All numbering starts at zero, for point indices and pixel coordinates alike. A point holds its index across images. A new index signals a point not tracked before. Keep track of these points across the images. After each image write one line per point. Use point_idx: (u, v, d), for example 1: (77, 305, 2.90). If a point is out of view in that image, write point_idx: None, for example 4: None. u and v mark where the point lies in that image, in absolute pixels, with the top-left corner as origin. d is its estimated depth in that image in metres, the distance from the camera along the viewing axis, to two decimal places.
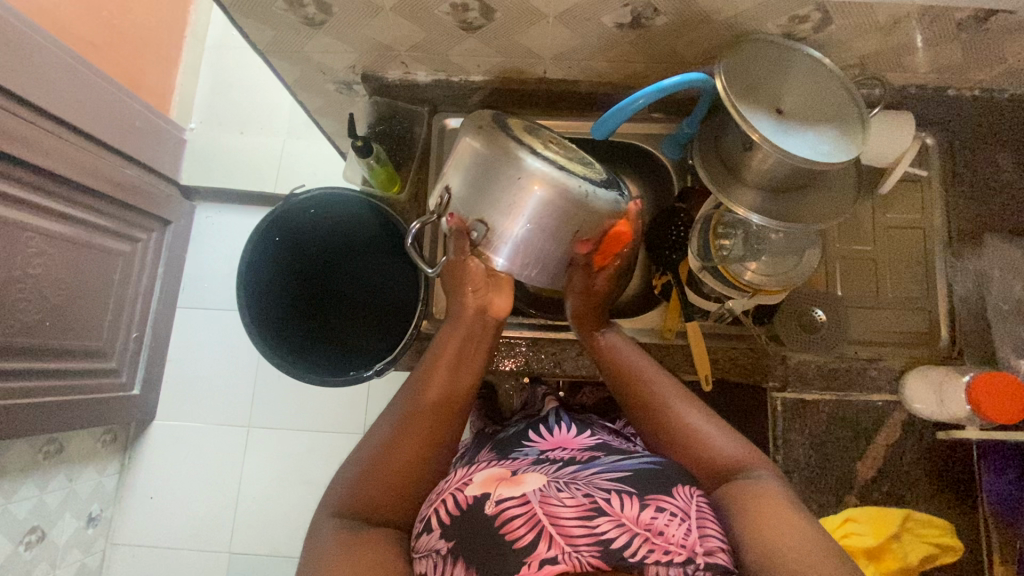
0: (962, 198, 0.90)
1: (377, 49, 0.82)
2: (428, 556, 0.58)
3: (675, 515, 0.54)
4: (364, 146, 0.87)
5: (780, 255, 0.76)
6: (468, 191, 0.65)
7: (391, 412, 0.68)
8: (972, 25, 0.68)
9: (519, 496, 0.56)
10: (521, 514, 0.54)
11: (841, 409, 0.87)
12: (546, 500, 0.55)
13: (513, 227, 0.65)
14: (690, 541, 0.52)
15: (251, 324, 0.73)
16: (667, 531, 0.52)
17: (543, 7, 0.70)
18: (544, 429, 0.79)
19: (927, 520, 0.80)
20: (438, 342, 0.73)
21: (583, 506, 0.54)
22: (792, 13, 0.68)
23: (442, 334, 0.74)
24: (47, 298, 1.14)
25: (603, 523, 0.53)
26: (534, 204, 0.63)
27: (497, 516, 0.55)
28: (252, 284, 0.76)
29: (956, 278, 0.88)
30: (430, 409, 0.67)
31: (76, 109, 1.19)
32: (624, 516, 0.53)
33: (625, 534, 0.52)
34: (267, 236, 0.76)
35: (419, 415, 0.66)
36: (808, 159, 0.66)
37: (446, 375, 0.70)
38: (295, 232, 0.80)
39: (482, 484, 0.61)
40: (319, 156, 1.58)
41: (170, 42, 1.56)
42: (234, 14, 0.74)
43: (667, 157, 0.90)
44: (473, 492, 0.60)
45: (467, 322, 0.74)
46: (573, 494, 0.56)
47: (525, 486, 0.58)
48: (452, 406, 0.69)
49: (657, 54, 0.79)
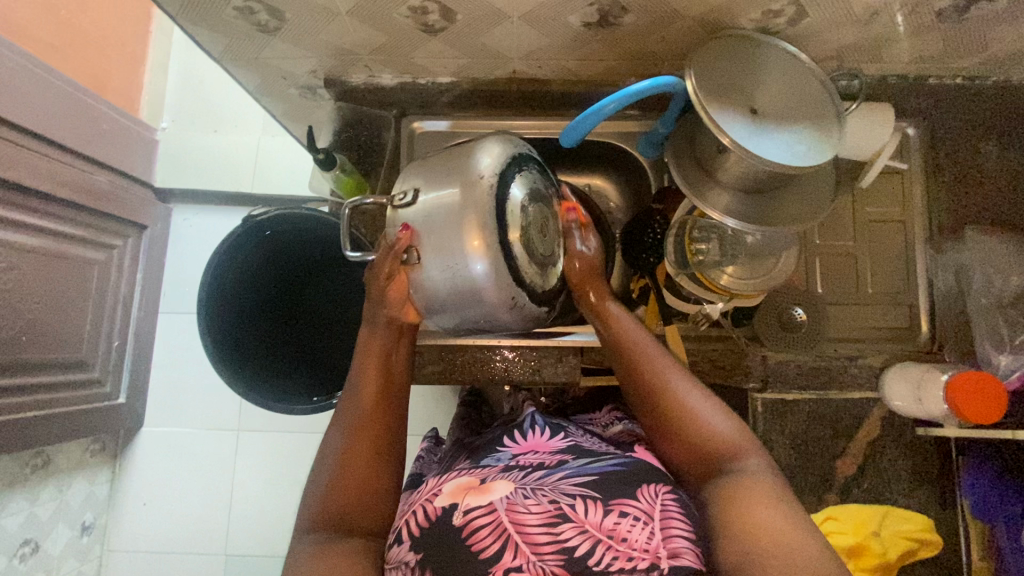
0: (943, 188, 0.88)
1: (338, 53, 0.78)
2: (397, 568, 0.56)
3: (638, 519, 0.53)
4: (327, 158, 0.84)
5: (754, 259, 0.76)
6: (437, 174, 0.64)
7: (337, 422, 0.67)
8: (953, 14, 0.65)
9: (485, 504, 0.56)
10: (488, 524, 0.53)
11: (820, 407, 0.84)
12: (511, 508, 0.55)
13: (439, 209, 0.62)
14: (653, 545, 0.51)
15: (227, 373, 0.72)
16: (630, 537, 0.52)
17: (506, 8, 0.67)
18: (518, 434, 0.76)
19: (903, 516, 0.79)
20: (360, 355, 0.73)
21: (549, 512, 0.54)
22: (766, 8, 0.65)
23: (362, 340, 0.74)
24: (21, 312, 1.12)
25: (568, 530, 0.52)
26: (472, 190, 0.61)
27: (465, 527, 0.54)
28: (212, 321, 0.73)
29: (936, 274, 0.86)
30: (375, 409, 0.68)
31: (43, 115, 1.15)
32: (588, 522, 0.53)
33: (588, 541, 0.51)
34: (222, 272, 0.74)
35: (367, 417, 0.67)
36: (783, 163, 0.64)
37: (380, 370, 0.71)
38: (251, 262, 0.79)
39: (451, 494, 0.59)
40: (295, 154, 1.54)
41: (134, 39, 1.50)
42: (183, 23, 0.70)
43: (644, 156, 0.87)
44: (442, 503, 0.58)
45: (382, 325, 0.73)
46: (540, 501, 0.55)
47: (492, 494, 0.57)
48: (390, 400, 0.70)
49: (629, 51, 0.76)
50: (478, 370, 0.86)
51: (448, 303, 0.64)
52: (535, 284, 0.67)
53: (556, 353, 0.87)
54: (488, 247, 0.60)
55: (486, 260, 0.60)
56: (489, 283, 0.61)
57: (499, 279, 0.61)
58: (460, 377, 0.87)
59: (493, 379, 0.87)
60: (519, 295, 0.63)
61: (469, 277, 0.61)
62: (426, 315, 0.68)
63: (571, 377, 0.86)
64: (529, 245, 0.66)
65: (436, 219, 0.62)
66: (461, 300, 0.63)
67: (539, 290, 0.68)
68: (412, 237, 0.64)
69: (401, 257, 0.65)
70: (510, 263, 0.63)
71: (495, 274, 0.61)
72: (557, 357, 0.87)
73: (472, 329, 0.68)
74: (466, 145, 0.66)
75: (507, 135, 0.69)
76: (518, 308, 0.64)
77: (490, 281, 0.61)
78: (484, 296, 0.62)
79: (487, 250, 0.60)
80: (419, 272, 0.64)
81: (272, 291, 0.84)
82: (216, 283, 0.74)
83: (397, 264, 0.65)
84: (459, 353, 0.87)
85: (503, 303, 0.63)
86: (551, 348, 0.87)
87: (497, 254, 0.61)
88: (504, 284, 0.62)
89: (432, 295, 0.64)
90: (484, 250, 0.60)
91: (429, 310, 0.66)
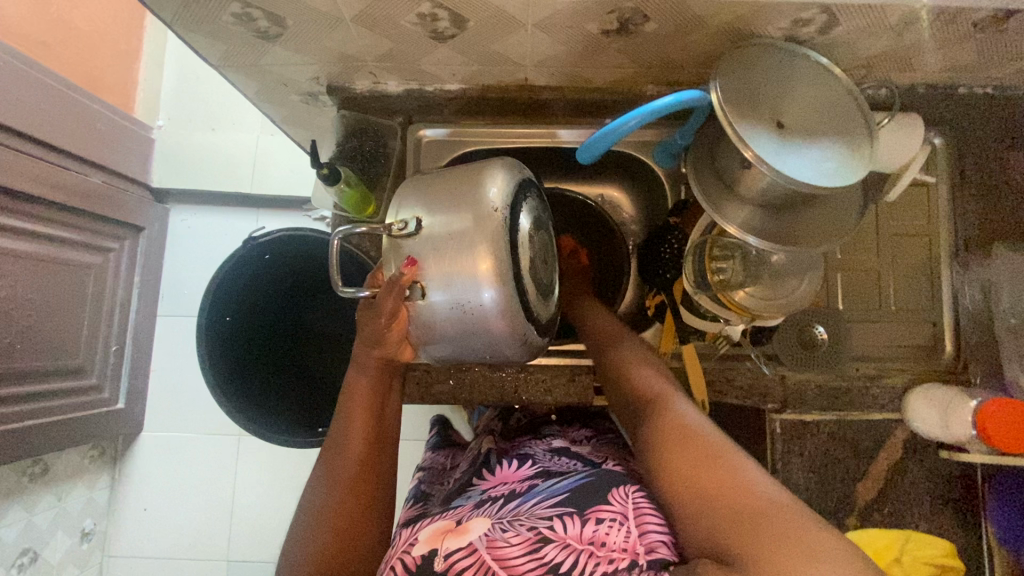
0: (971, 201, 0.84)
1: (342, 59, 0.74)
2: None
3: (615, 521, 0.53)
4: (331, 173, 0.79)
5: (778, 280, 0.75)
6: (440, 201, 0.60)
7: (318, 474, 0.64)
8: (991, 25, 0.62)
9: (466, 545, 0.52)
10: (470, 565, 0.50)
11: (842, 429, 0.82)
12: (492, 544, 0.51)
13: (447, 241, 0.58)
14: (631, 543, 0.50)
15: (230, 407, 0.69)
16: (608, 540, 0.51)
17: (520, 15, 0.63)
18: (486, 469, 0.71)
19: (925, 540, 0.77)
20: (345, 398, 0.67)
21: (529, 539, 0.51)
22: (796, 16, 0.62)
23: (347, 382, 0.68)
24: (16, 321, 1.09)
25: (551, 550, 0.50)
26: (485, 221, 0.58)
27: (447, 571, 0.50)
28: (212, 352, 0.71)
29: (962, 290, 0.83)
30: (366, 449, 0.65)
31: (34, 115, 1.10)
32: (569, 536, 0.51)
33: (570, 555, 0.49)
34: (217, 305, 0.72)
35: (349, 466, 0.63)
36: (815, 184, 0.61)
37: (370, 420, 0.66)
38: (244, 290, 0.77)
39: (428, 540, 0.54)
40: (294, 153, 1.49)
41: (128, 35, 1.46)
42: (178, 29, 0.66)
43: (659, 166, 0.84)
44: (420, 551, 0.53)
45: (374, 369, 0.67)
46: (519, 531, 0.52)
47: (470, 534, 0.53)
48: (381, 443, 0.66)
49: (647, 59, 0.72)
50: (486, 388, 0.84)
51: (452, 335, 0.60)
52: (539, 315, 0.64)
53: (568, 372, 0.84)
54: (500, 278, 0.57)
55: (499, 293, 0.57)
56: (500, 321, 0.58)
57: (509, 312, 0.58)
58: (469, 397, 0.84)
59: (504, 400, 0.84)
60: (530, 331, 0.61)
61: (479, 310, 0.58)
62: (423, 349, 0.64)
63: (582, 398, 0.84)
64: (535, 274, 0.64)
65: (444, 251, 0.58)
66: (465, 333, 0.60)
67: (543, 319, 0.66)
68: (420, 273, 0.59)
69: (404, 293, 0.60)
70: (518, 292, 0.60)
71: (508, 307, 0.58)
72: (569, 376, 0.84)
73: (471, 362, 0.65)
74: (471, 168, 0.62)
75: (505, 157, 0.65)
76: (524, 342, 0.62)
77: (502, 316, 0.58)
78: (494, 332, 0.59)
79: (497, 277, 0.57)
80: (423, 306, 0.60)
81: (267, 317, 0.83)
82: (211, 316, 0.72)
83: (399, 300, 0.60)
84: (467, 371, 0.84)
85: (511, 334, 0.60)
86: (561, 366, 0.84)
87: (508, 281, 0.58)
88: (517, 320, 0.59)
89: (438, 328, 0.60)
90: (496, 281, 0.57)
91: (429, 343, 0.62)
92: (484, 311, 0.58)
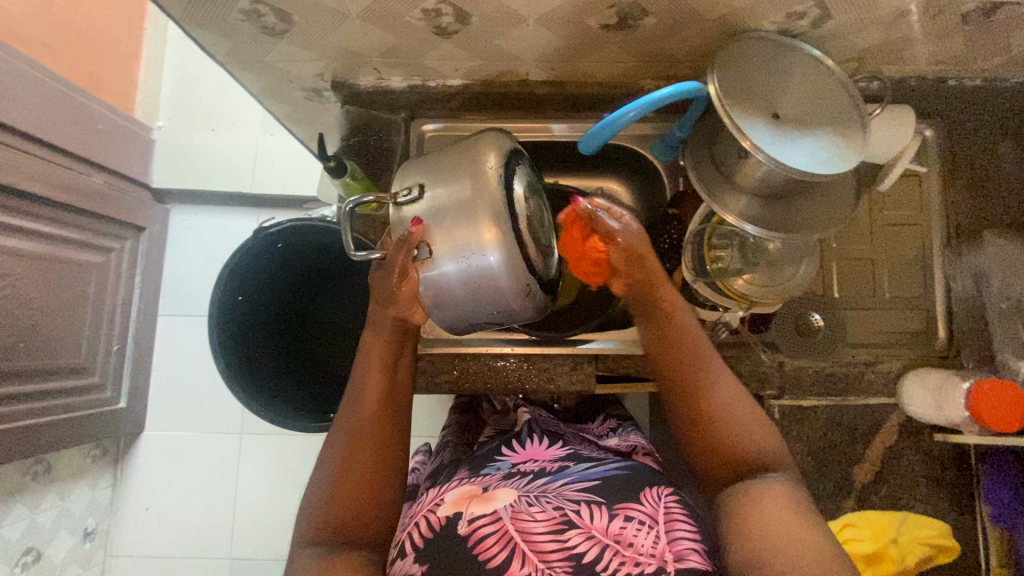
0: (961, 191, 0.87)
1: (347, 55, 0.76)
2: None
3: (643, 524, 0.53)
4: (337, 166, 0.80)
5: (778, 266, 0.76)
6: (442, 167, 0.62)
7: (335, 431, 0.65)
8: (978, 17, 0.64)
9: (490, 513, 0.54)
10: (493, 532, 0.52)
11: (838, 414, 0.85)
12: (516, 516, 0.53)
13: (449, 202, 0.60)
14: (659, 549, 0.51)
15: (241, 390, 0.71)
16: (636, 542, 0.51)
17: (523, 10, 0.65)
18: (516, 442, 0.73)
19: (922, 521, 0.78)
20: (362, 361, 0.69)
21: (554, 519, 0.53)
22: (789, 10, 0.64)
23: (364, 341, 0.70)
24: (19, 319, 1.10)
25: (574, 536, 0.51)
26: (483, 181, 0.59)
27: (470, 535, 0.52)
28: (224, 336, 0.73)
29: (954, 276, 0.85)
30: (380, 409, 0.66)
31: (37, 115, 1.11)
32: (594, 527, 0.52)
33: (594, 547, 0.51)
34: (231, 290, 0.74)
35: (365, 425, 0.64)
36: (806, 170, 0.63)
37: (383, 377, 0.68)
38: (257, 276, 0.78)
39: (454, 503, 0.57)
40: (295, 152, 1.50)
41: (128, 36, 1.47)
42: (186, 26, 0.68)
43: (657, 158, 0.86)
44: (445, 512, 0.56)
45: (388, 328, 0.69)
46: (544, 508, 0.54)
47: (496, 503, 0.55)
48: (393, 400, 0.68)
49: (646, 53, 0.74)
50: (490, 378, 0.85)
51: (461, 297, 0.62)
52: (543, 275, 0.66)
53: (570, 360, 0.85)
54: (502, 237, 0.59)
55: (501, 251, 0.59)
56: (506, 277, 0.59)
57: (513, 268, 0.59)
58: (473, 387, 0.85)
59: (506, 389, 0.85)
60: (533, 284, 0.62)
61: (484, 269, 0.59)
62: (432, 314, 0.65)
63: (583, 386, 0.85)
64: (537, 238, 0.65)
65: (447, 213, 0.60)
66: (474, 294, 0.61)
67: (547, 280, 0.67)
68: (427, 234, 0.61)
69: (412, 254, 0.62)
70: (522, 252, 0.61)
71: (511, 265, 0.59)
72: (571, 366, 0.85)
73: (478, 326, 0.66)
74: (471, 139, 0.64)
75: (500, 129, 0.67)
76: (531, 299, 0.63)
77: (505, 271, 0.59)
78: (501, 288, 0.60)
79: (501, 240, 0.58)
80: (431, 268, 0.61)
81: (281, 304, 0.85)
82: (225, 302, 0.74)
83: (408, 260, 0.62)
84: (469, 361, 0.85)
85: (518, 291, 0.61)
86: (564, 355, 0.85)
87: (511, 242, 0.59)
88: (522, 277, 0.60)
89: (447, 292, 0.62)
90: (498, 241, 0.58)
91: (439, 307, 0.64)
92: (488, 269, 0.59)
